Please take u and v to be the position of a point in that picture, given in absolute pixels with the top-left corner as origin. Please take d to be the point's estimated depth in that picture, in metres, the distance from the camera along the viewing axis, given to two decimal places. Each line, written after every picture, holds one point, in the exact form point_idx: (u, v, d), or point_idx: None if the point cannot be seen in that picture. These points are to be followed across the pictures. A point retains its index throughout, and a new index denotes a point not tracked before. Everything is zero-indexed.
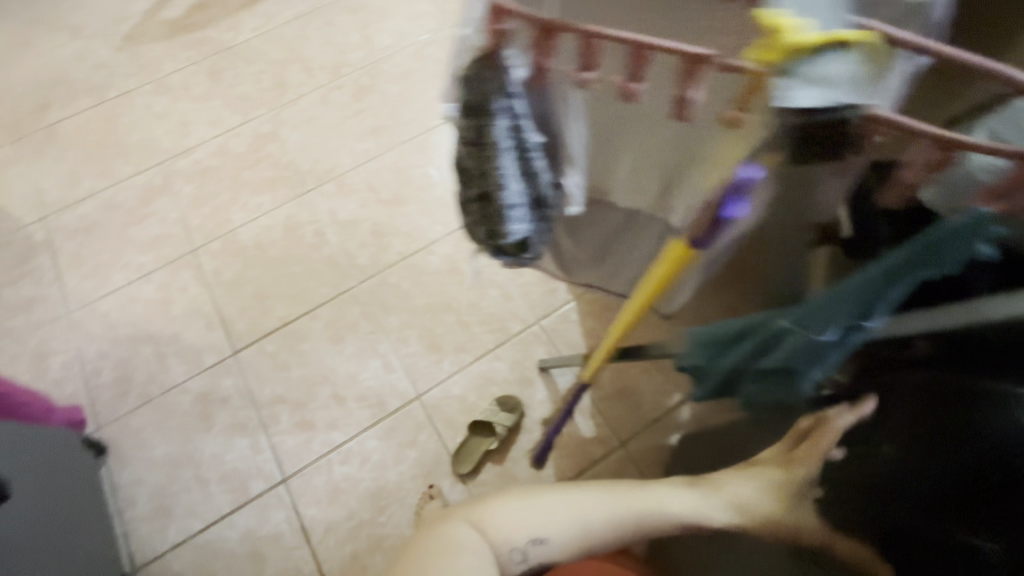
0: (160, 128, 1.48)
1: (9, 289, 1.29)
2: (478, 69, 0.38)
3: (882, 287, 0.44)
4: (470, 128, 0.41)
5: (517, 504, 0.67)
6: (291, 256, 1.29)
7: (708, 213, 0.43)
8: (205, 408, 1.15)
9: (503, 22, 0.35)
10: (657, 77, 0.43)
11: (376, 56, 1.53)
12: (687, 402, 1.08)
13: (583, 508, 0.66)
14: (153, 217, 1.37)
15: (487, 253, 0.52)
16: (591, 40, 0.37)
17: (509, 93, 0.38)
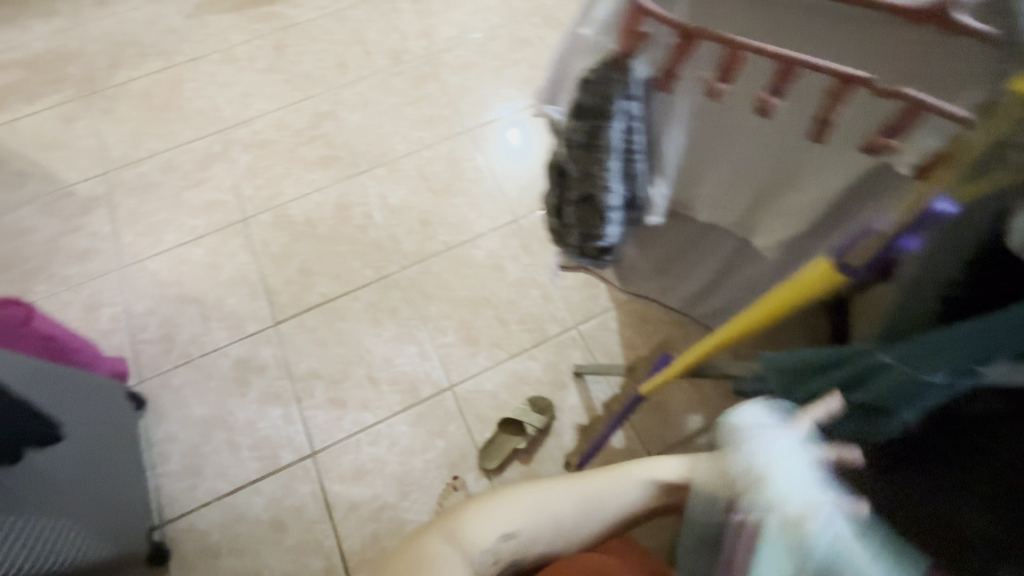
0: (222, 96, 1.51)
1: (67, 239, 1.34)
2: (604, 71, 0.42)
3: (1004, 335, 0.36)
4: (584, 128, 0.46)
5: (486, 509, 0.57)
6: (338, 235, 1.31)
7: (879, 240, 0.39)
8: (242, 374, 1.18)
9: (641, 25, 0.40)
10: (802, 94, 0.43)
11: (438, 46, 1.54)
12: (709, 428, 1.06)
13: (552, 501, 0.58)
14: (209, 183, 1.40)
15: (569, 253, 0.59)
16: (736, 53, 0.39)
17: (628, 96, 0.43)
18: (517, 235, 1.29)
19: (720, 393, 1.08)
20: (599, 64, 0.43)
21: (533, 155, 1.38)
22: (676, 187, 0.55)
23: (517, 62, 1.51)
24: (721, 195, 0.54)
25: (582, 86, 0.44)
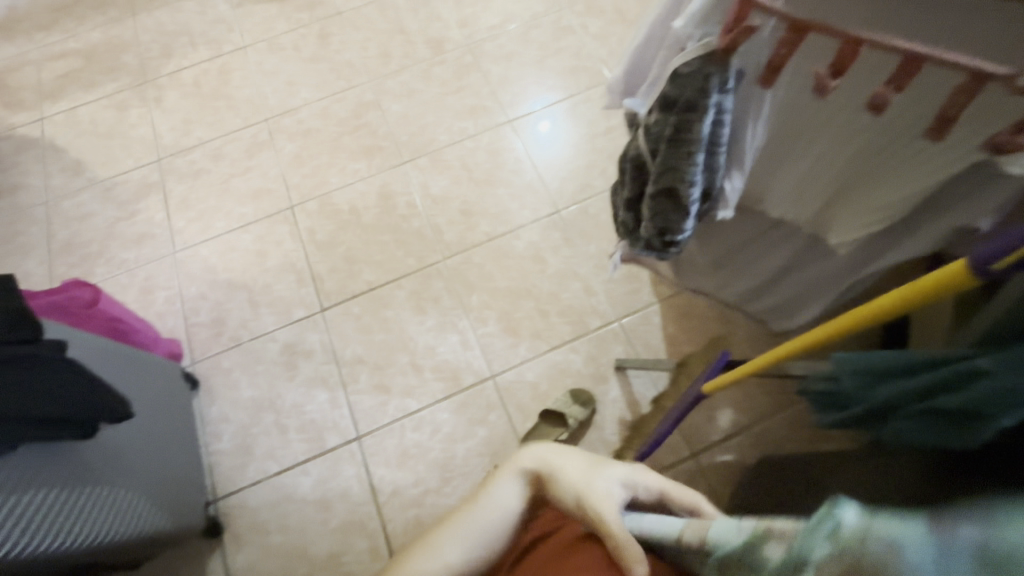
0: (269, 86, 1.54)
1: (123, 224, 1.39)
2: (700, 65, 0.45)
3: None
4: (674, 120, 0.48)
5: None
6: (382, 224, 1.33)
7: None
8: (290, 358, 1.22)
9: (749, 19, 0.42)
10: (913, 93, 0.42)
11: (480, 35, 1.54)
12: (744, 426, 1.04)
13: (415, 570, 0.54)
14: (256, 171, 1.43)
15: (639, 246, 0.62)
16: (849, 48, 0.40)
17: (723, 90, 0.46)
18: (559, 227, 1.28)
19: (761, 392, 1.06)
20: (696, 58, 0.46)
21: (575, 146, 1.37)
22: (751, 181, 0.56)
23: (560, 51, 1.49)
24: (798, 193, 0.55)
25: (673, 80, 0.47)
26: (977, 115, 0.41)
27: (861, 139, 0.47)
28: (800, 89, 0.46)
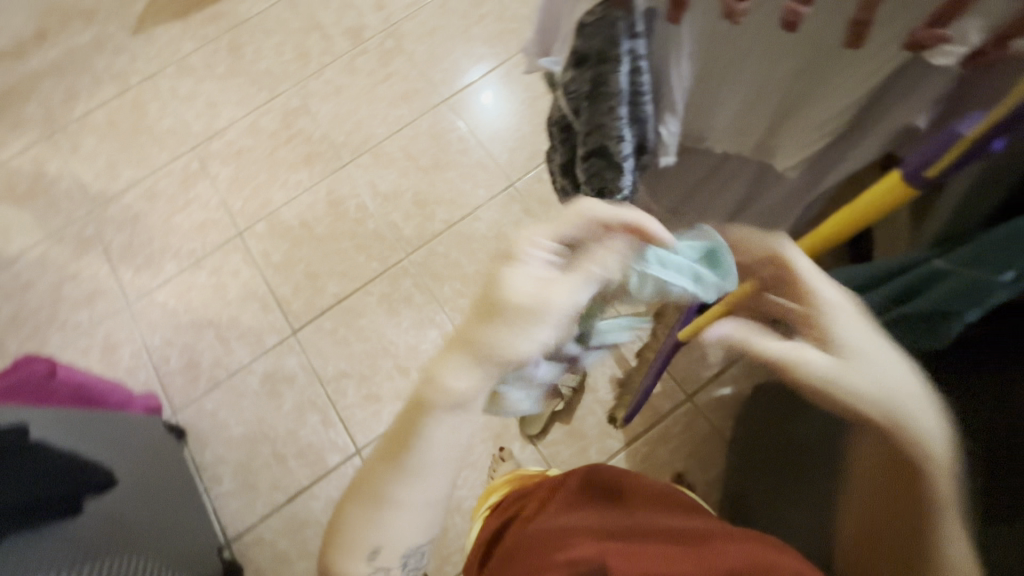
0: (189, 111, 1.46)
1: (69, 286, 1.32)
2: (603, 12, 0.44)
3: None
4: (588, 77, 0.49)
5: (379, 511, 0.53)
6: (338, 233, 1.29)
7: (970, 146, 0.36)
8: (273, 386, 1.19)
9: None
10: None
11: (398, 15, 1.46)
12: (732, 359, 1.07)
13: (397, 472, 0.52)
14: (196, 203, 1.36)
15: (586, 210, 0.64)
16: None
17: (632, 36, 0.45)
18: (517, 200, 1.26)
19: None
20: (599, 4, 0.43)
21: (517, 113, 1.33)
22: (690, 122, 0.56)
23: (483, 18, 1.43)
24: (737, 129, 0.55)
25: (579, 32, 0.46)
26: (902, 7, 0.39)
27: (787, 74, 0.48)
28: (713, 21, 0.45)
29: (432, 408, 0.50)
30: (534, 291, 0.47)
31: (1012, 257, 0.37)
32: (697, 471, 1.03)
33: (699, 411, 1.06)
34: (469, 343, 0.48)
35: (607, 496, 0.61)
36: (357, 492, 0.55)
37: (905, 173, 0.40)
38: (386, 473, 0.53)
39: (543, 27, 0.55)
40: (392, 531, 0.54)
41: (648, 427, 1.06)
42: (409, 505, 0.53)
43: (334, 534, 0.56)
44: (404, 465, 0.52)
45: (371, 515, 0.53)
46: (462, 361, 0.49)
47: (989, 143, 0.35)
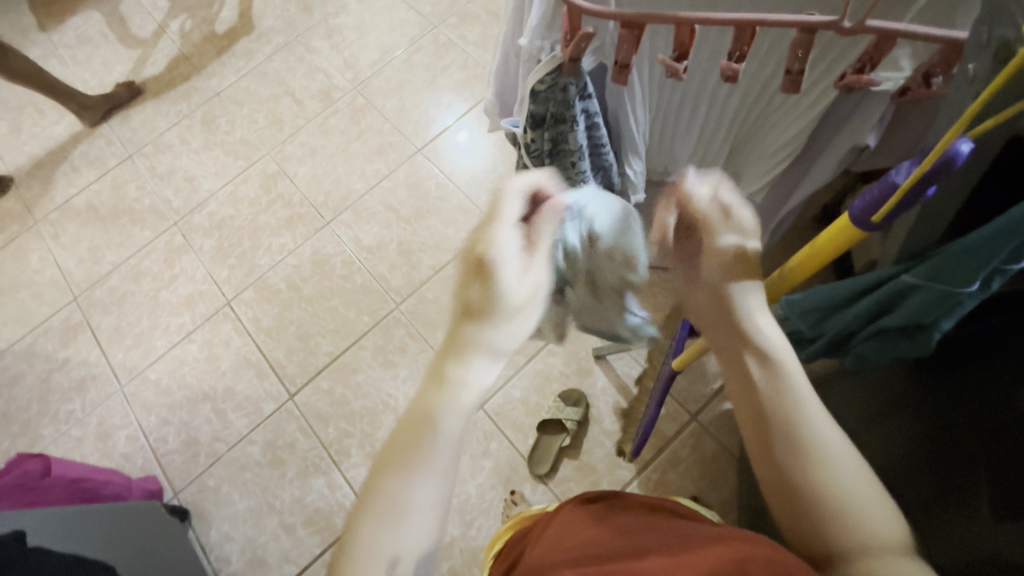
0: (168, 187, 1.47)
1: (59, 375, 1.30)
2: (554, 79, 0.47)
3: (990, 252, 0.37)
4: (548, 139, 0.52)
5: (376, 532, 0.38)
6: (325, 291, 1.29)
7: (918, 191, 0.34)
8: (275, 456, 1.17)
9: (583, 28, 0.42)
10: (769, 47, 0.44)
11: (365, 73, 1.51)
12: None
13: (403, 459, 0.40)
14: (182, 277, 1.37)
15: None
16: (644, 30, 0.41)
17: (584, 97, 0.48)
18: None
19: None
20: (548, 73, 0.46)
21: (490, 155, 1.37)
22: (653, 159, 0.60)
23: (448, 68, 1.48)
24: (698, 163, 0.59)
25: (532, 101, 0.49)
26: (821, 55, 0.44)
27: (735, 114, 0.51)
28: (659, 77, 0.48)
29: (450, 391, 0.42)
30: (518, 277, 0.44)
31: (969, 271, 0.39)
32: (713, 492, 1.01)
33: (706, 429, 1.05)
34: (479, 343, 0.43)
35: (595, 517, 0.60)
36: (355, 515, 0.39)
37: (853, 218, 0.38)
38: (393, 475, 0.40)
39: (501, 90, 0.60)
40: (404, 552, 0.39)
41: (657, 452, 1.05)
42: (427, 511, 0.40)
43: (337, 556, 0.39)
44: (411, 463, 0.40)
45: (378, 525, 0.39)
46: (480, 358, 0.44)
47: (925, 190, 0.34)
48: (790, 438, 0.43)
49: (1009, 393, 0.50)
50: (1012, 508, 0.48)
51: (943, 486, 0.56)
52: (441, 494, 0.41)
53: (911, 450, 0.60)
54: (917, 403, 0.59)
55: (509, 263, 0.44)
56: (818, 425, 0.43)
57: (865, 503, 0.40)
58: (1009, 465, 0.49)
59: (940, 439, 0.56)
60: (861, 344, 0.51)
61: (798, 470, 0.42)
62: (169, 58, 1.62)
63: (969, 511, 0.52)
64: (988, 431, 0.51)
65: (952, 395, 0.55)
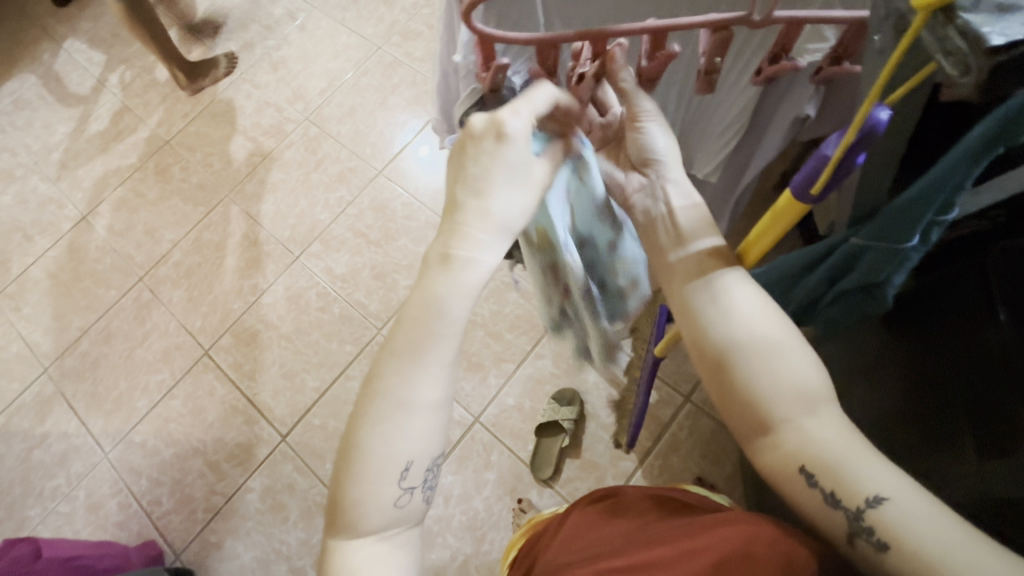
0: (129, 243, 1.44)
1: (39, 452, 1.26)
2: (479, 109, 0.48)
3: (928, 200, 0.38)
4: None
5: (385, 427, 0.42)
6: (304, 326, 1.27)
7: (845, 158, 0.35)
8: (275, 501, 1.14)
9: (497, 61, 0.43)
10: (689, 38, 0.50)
11: (316, 102, 1.50)
12: None
13: (405, 355, 0.42)
14: (155, 332, 1.33)
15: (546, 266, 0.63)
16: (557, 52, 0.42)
17: None
18: None
19: None
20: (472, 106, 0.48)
21: None
22: None
23: (397, 86, 1.47)
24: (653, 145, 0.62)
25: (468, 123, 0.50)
26: (742, 48, 0.48)
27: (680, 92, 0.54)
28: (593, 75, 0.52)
29: (449, 278, 0.42)
30: (528, 166, 0.43)
31: (908, 226, 0.40)
32: (716, 469, 1.02)
33: (701, 408, 1.06)
34: (460, 236, 0.42)
35: (603, 511, 0.61)
36: (366, 412, 0.42)
37: (793, 193, 0.39)
38: (397, 370, 0.42)
39: (444, 107, 0.61)
40: (411, 439, 0.42)
41: (657, 439, 1.06)
42: (429, 407, 0.42)
43: (344, 460, 0.42)
44: (415, 359, 0.42)
45: (379, 424, 0.42)
46: (473, 246, 0.42)
47: (852, 161, 0.35)
48: (763, 387, 0.41)
49: (973, 335, 0.51)
50: (998, 447, 0.49)
51: (932, 437, 0.57)
52: (441, 393, 0.43)
53: (901, 404, 0.60)
54: (896, 360, 0.60)
55: (516, 162, 0.42)
56: (791, 367, 0.41)
57: (849, 448, 0.39)
58: (987, 403, 0.50)
59: (923, 391, 0.57)
60: (827, 309, 0.52)
61: (778, 422, 0.41)
62: (112, 112, 1.59)
63: (957, 454, 0.53)
64: (960, 374, 0.53)
65: (925, 345, 0.56)
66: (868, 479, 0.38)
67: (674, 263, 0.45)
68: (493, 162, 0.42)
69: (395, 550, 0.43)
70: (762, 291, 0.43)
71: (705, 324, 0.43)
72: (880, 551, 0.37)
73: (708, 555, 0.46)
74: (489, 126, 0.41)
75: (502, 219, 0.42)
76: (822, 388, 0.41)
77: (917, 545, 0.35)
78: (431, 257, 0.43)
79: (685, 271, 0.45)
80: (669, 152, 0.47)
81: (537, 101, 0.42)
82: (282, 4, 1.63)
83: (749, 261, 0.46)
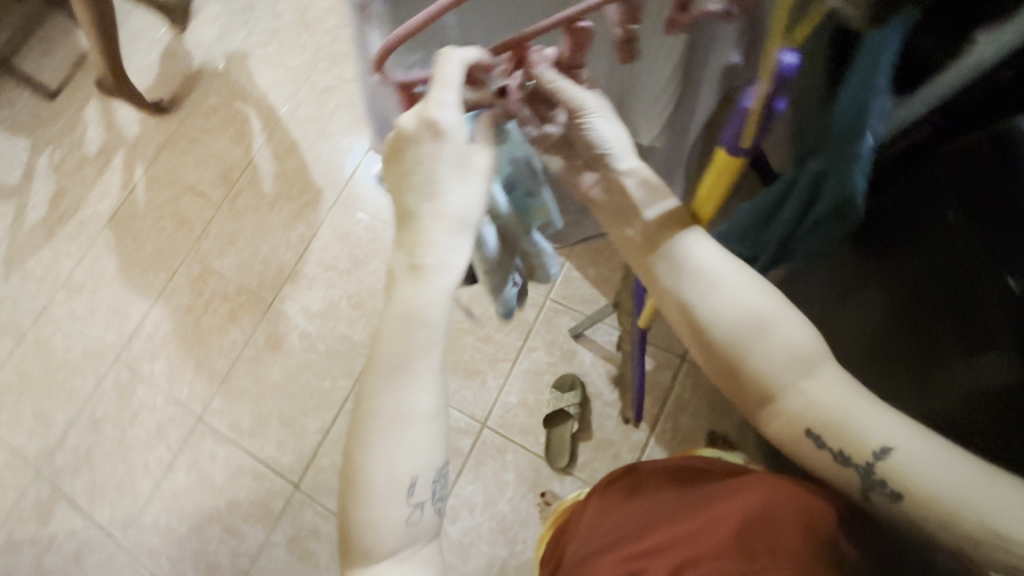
0: (96, 325, 1.39)
1: (50, 555, 1.22)
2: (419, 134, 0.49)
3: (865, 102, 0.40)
4: None
5: (381, 446, 0.41)
6: (293, 370, 1.25)
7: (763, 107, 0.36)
8: (302, 549, 1.13)
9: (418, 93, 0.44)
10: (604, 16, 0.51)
11: (257, 144, 1.46)
12: None
13: (390, 371, 0.42)
14: (143, 410, 1.30)
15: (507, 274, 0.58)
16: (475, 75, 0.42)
17: None
18: None
19: None
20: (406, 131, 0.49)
21: None
22: None
23: (334, 112, 1.45)
24: None
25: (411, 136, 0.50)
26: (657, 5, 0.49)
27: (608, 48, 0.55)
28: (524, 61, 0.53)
29: (418, 286, 0.42)
30: (467, 155, 0.41)
31: (851, 136, 0.42)
32: (725, 420, 1.04)
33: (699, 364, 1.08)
34: (423, 241, 0.42)
35: (624, 491, 0.61)
36: (361, 433, 0.42)
37: (727, 150, 0.41)
38: (385, 387, 0.42)
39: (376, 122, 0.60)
40: (410, 454, 0.42)
41: (663, 404, 1.07)
42: (424, 418, 0.42)
43: (348, 487, 0.42)
44: (401, 372, 0.42)
45: (379, 444, 0.41)
46: (439, 247, 0.42)
47: (773, 108, 0.37)
48: (760, 360, 0.42)
49: (941, 236, 0.51)
50: (981, 340, 0.48)
51: (923, 346, 0.56)
52: (434, 402, 0.42)
53: (893, 320, 0.59)
54: (880, 278, 0.60)
55: (460, 157, 0.41)
56: (781, 334, 0.42)
57: (851, 402, 0.40)
58: (960, 296, 0.50)
59: (908, 302, 0.57)
60: (801, 244, 0.53)
61: (779, 390, 0.42)
62: (49, 196, 1.53)
63: (947, 356, 0.52)
64: (930, 284, 0.53)
65: (902, 253, 0.56)
66: (875, 433, 0.39)
67: (639, 227, 0.46)
68: (439, 161, 0.41)
69: (414, 569, 0.42)
70: (742, 266, 0.44)
71: (693, 309, 0.44)
72: (894, 501, 0.39)
73: (730, 517, 0.47)
74: (421, 124, 0.40)
75: (460, 213, 0.42)
76: (818, 350, 0.41)
77: (925, 490, 0.37)
78: (398, 269, 0.43)
79: (643, 240, 0.46)
80: (615, 141, 0.45)
81: (452, 79, 0.38)
82: (199, 52, 1.58)
83: (704, 217, 0.46)
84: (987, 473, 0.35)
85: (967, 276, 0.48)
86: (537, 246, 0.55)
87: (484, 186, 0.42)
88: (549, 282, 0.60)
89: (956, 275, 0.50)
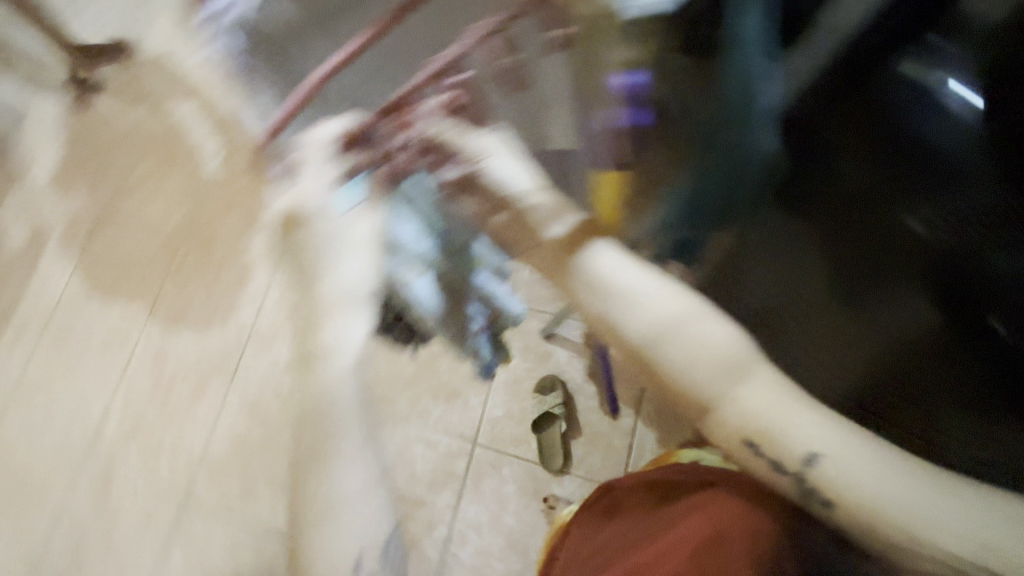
0: (48, 424, 1.30)
1: None
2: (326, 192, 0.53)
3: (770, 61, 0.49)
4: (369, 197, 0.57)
5: (316, 537, 0.39)
6: (274, 428, 1.23)
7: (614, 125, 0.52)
8: None
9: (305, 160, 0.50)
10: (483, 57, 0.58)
11: (188, 202, 1.40)
12: None
13: (314, 455, 0.40)
14: (120, 502, 1.23)
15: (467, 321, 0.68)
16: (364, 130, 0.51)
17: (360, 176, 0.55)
18: None
19: None
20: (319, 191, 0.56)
21: None
22: None
23: None
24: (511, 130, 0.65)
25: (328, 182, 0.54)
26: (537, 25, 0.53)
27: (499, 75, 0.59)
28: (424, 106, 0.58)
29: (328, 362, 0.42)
30: (347, 226, 0.47)
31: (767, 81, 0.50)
32: None
33: None
34: (327, 313, 0.43)
35: (602, 515, 0.60)
36: (295, 524, 0.39)
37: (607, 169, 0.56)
38: (311, 471, 0.40)
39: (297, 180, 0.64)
40: (349, 537, 0.39)
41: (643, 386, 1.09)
42: (356, 495, 0.40)
43: None
44: (323, 454, 0.40)
45: (313, 534, 0.39)
46: (341, 315, 0.43)
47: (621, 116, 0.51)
48: (693, 374, 0.38)
49: (861, 179, 0.56)
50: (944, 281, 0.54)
51: (874, 293, 0.56)
52: (365, 474, 0.40)
53: (836, 271, 0.57)
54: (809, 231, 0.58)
55: (337, 232, 0.46)
56: (704, 335, 0.39)
57: (785, 409, 0.38)
58: (909, 227, 0.55)
59: (851, 246, 0.57)
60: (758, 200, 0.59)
61: (712, 402, 0.38)
62: None
63: (907, 297, 0.55)
64: (866, 231, 0.56)
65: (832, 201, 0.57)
66: (808, 441, 0.37)
67: (548, 241, 0.46)
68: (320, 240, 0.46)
69: None
70: (667, 280, 0.42)
71: (622, 328, 0.41)
72: (826, 509, 0.37)
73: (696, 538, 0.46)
74: (295, 211, 0.47)
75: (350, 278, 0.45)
76: (744, 354, 0.39)
77: (858, 497, 0.36)
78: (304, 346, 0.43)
79: (560, 248, 0.45)
80: (506, 171, 0.48)
81: (318, 158, 0.49)
82: (103, 113, 1.48)
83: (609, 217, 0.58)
84: (935, 477, 0.35)
85: (913, 217, 0.55)
86: (485, 291, 0.65)
87: (368, 253, 0.46)
88: (518, 321, 0.71)
89: (913, 203, 0.55)
